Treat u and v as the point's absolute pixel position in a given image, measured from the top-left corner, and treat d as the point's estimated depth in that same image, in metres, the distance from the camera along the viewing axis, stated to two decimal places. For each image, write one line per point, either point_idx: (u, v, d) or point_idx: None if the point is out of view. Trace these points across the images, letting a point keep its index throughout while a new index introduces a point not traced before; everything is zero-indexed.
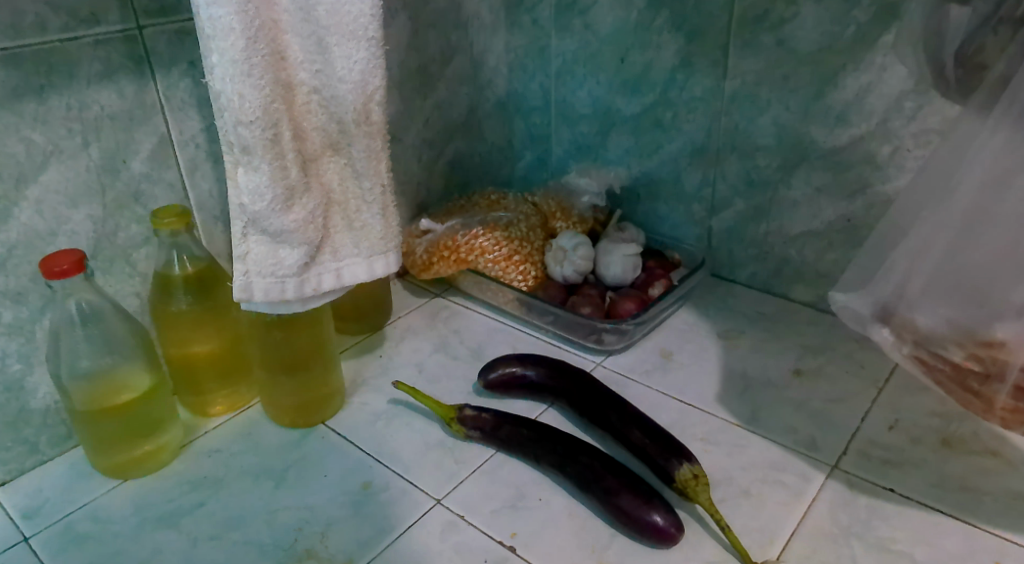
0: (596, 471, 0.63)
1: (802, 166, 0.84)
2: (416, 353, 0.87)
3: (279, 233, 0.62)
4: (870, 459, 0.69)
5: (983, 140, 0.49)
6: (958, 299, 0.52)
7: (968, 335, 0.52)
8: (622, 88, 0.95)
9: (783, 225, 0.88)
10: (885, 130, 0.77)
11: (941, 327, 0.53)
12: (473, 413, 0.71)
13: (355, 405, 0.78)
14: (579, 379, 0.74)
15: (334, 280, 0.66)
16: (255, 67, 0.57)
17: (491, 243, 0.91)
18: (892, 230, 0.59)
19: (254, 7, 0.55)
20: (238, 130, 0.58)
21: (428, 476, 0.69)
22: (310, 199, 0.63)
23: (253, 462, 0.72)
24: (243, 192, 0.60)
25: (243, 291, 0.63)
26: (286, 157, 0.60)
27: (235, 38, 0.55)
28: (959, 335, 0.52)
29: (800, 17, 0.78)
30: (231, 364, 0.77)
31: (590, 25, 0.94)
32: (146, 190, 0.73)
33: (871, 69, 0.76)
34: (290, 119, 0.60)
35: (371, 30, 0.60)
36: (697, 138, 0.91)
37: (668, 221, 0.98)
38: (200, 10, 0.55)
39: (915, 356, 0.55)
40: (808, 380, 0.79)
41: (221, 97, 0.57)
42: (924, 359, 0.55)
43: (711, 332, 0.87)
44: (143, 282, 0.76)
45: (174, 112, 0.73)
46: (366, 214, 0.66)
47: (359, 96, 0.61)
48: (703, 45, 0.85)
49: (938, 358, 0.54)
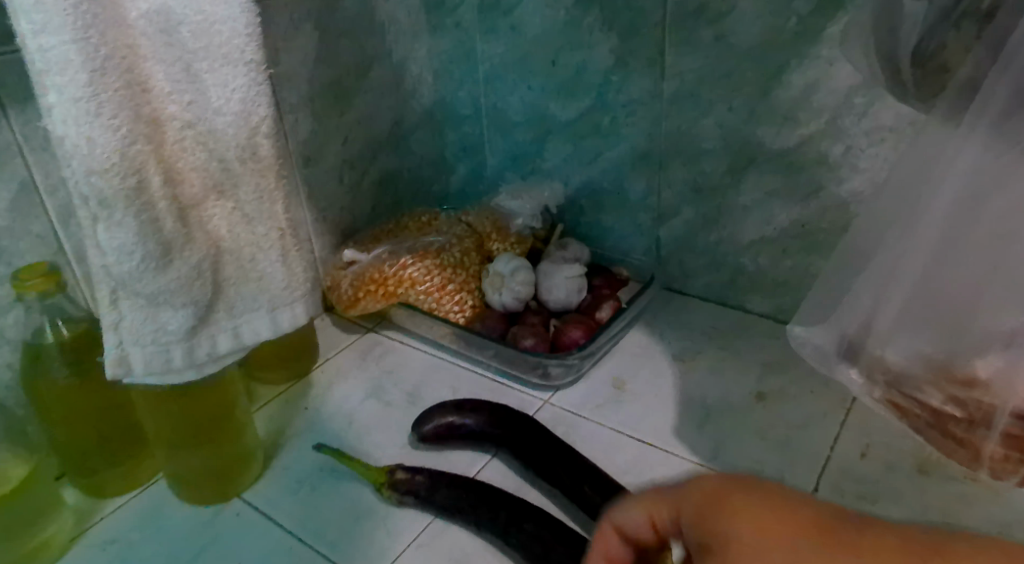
0: (544, 541, 0.56)
1: (752, 169, 0.77)
2: (344, 402, 0.78)
3: (156, 295, 0.52)
4: (844, 496, 0.62)
5: (953, 155, 0.44)
6: (937, 331, 0.48)
7: (943, 372, 0.49)
8: (556, 92, 0.87)
9: (735, 233, 0.82)
10: (836, 128, 0.70)
11: (916, 366, 0.50)
12: (405, 476, 0.64)
13: (276, 470, 0.70)
14: (522, 427, 0.67)
15: (232, 341, 0.58)
16: (106, 104, 0.47)
17: (422, 273, 0.83)
18: (856, 255, 0.53)
19: (99, 32, 0.46)
20: (91, 180, 0.48)
21: (357, 554, 0.61)
22: (193, 251, 0.54)
23: (156, 553, 0.62)
24: (106, 253, 0.50)
25: (117, 365, 0.54)
26: (157, 206, 0.51)
27: (77, 71, 0.46)
28: (935, 374, 0.49)
29: (739, 10, 0.71)
30: (128, 437, 0.67)
31: (517, 26, 0.86)
32: (10, 246, 0.63)
33: (817, 63, 0.69)
34: (160, 161, 0.51)
35: (249, 52, 0.51)
36: (638, 143, 0.84)
37: (614, 232, 0.91)
38: (28, 39, 0.45)
39: (889, 399, 0.53)
40: (772, 404, 0.72)
41: (65, 143, 0.47)
42: (898, 403, 0.53)
43: (666, 354, 0.80)
44: (16, 352, 0.66)
45: (38, 153, 0.63)
46: (263, 262, 0.58)
47: (241, 129, 0.53)
48: (638, 44, 0.78)
49: (911, 399, 0.52)
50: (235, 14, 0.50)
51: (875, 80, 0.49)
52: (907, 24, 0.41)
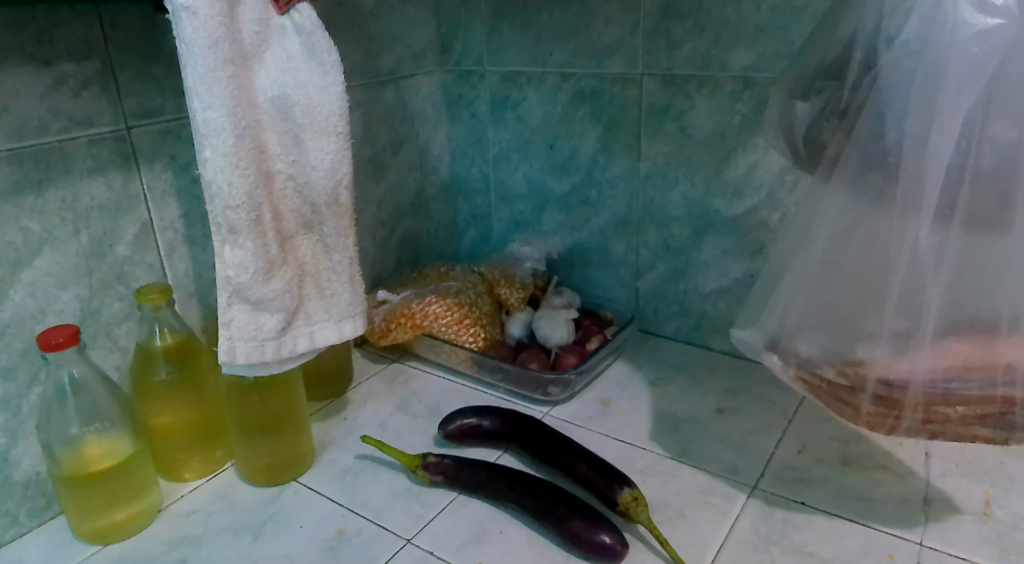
0: (549, 501, 0.73)
1: (710, 233, 0.96)
2: (378, 414, 0.94)
3: (260, 301, 0.70)
4: (784, 479, 0.78)
5: (831, 197, 0.58)
6: (836, 330, 0.58)
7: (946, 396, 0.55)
8: (553, 171, 1.07)
9: (698, 283, 1.00)
10: (773, 200, 0.90)
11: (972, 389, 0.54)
12: (436, 460, 0.81)
13: (324, 462, 0.86)
14: (528, 423, 0.83)
15: (308, 343, 0.74)
16: (242, 159, 0.66)
17: (443, 309, 1.01)
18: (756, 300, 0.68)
19: (242, 110, 0.65)
20: (227, 213, 0.66)
21: (397, 520, 0.77)
22: (287, 270, 0.71)
23: (230, 519, 0.79)
24: (229, 267, 0.68)
25: (226, 354, 0.70)
26: (267, 236, 0.69)
27: (226, 136, 0.65)
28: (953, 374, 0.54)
29: (695, 108, 0.91)
30: (206, 431, 0.85)
31: (522, 116, 1.07)
32: (129, 271, 0.81)
33: (756, 149, 0.89)
34: (271, 203, 0.69)
35: (339, 128, 0.70)
36: (620, 211, 1.03)
37: (600, 285, 1.09)
38: (197, 113, 0.65)
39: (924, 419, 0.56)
40: (729, 416, 0.89)
41: (212, 185, 0.66)
42: (931, 420, 0.56)
43: (644, 381, 0.96)
44: (123, 356, 0.83)
45: (156, 200, 0.82)
46: (335, 283, 0.75)
47: (329, 182, 0.71)
48: (619, 132, 0.98)
49: (943, 411, 0.55)
50: (333, 100, 0.70)
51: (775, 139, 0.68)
52: (800, 120, 0.62)
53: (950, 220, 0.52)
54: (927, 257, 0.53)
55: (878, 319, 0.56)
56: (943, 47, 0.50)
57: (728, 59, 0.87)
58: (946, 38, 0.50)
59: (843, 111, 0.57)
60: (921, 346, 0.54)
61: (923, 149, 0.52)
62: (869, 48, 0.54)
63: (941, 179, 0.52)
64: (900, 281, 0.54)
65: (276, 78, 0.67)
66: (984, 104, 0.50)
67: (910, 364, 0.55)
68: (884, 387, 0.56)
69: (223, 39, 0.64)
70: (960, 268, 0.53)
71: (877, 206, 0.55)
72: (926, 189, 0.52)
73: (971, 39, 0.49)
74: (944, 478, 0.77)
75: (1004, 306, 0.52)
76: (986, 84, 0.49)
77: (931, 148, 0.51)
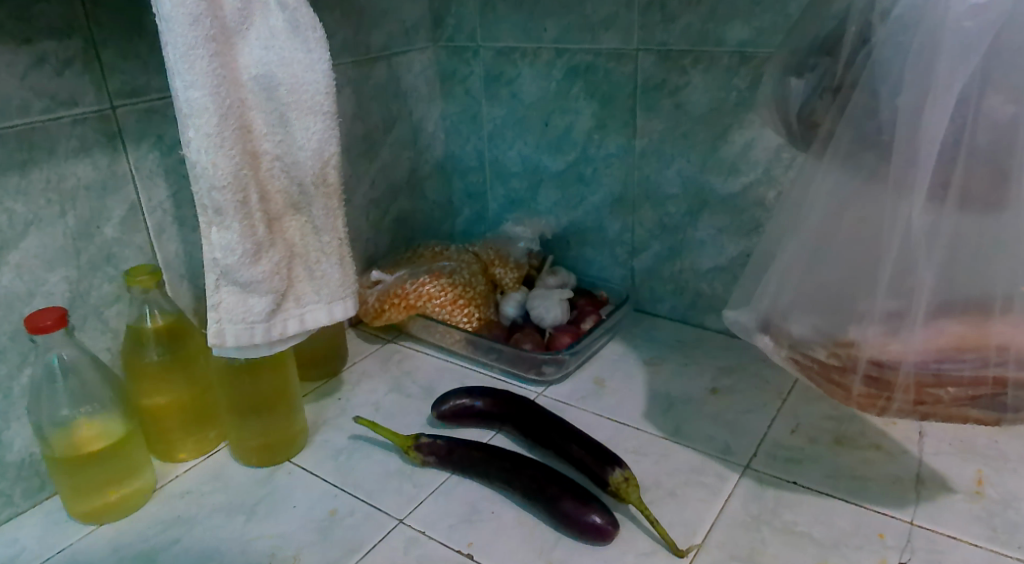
0: (541, 482, 0.72)
1: (705, 211, 0.95)
2: (372, 394, 0.93)
3: (248, 283, 0.69)
4: (776, 459, 0.78)
5: (821, 178, 0.57)
6: (827, 311, 0.57)
7: (938, 378, 0.54)
8: (548, 148, 1.06)
9: (693, 262, 0.99)
10: (769, 177, 0.88)
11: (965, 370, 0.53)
12: (428, 440, 0.81)
13: (318, 442, 0.86)
14: (521, 404, 0.82)
15: (298, 325, 0.73)
16: (226, 139, 0.65)
17: (437, 289, 1.00)
18: (748, 279, 0.68)
19: (225, 89, 0.64)
20: (212, 194, 0.66)
21: (389, 500, 0.77)
22: (275, 252, 0.71)
23: (223, 500, 0.79)
24: (216, 248, 0.67)
25: (216, 336, 0.70)
26: (254, 217, 0.68)
27: (209, 116, 0.64)
28: (945, 356, 0.53)
29: (691, 84, 0.89)
30: (199, 412, 0.85)
31: (516, 93, 1.05)
32: (118, 252, 0.80)
33: (752, 126, 0.87)
34: (257, 183, 0.68)
35: (325, 106, 0.69)
36: (615, 189, 1.01)
37: (595, 263, 1.08)
38: (179, 93, 0.64)
39: (916, 401, 0.55)
40: (723, 396, 0.88)
41: (197, 166, 0.65)
42: (923, 401, 0.55)
43: (638, 360, 0.96)
44: (114, 337, 0.83)
45: (144, 181, 0.81)
46: (324, 264, 0.74)
47: (316, 162, 0.70)
48: (614, 109, 0.97)
49: (935, 392, 0.54)
50: (319, 78, 0.68)
51: (769, 117, 0.66)
52: (794, 97, 0.60)
53: (943, 198, 0.51)
54: (919, 236, 0.52)
55: (871, 299, 0.55)
56: (938, 21, 0.48)
57: (724, 33, 0.85)
58: (941, 8, 0.48)
59: (837, 86, 0.56)
60: (912, 326, 0.54)
61: (917, 126, 0.50)
62: (864, 23, 0.53)
63: (934, 157, 0.50)
64: (892, 261, 0.53)
65: (260, 55, 0.66)
66: (981, 79, 0.48)
67: (901, 346, 0.54)
68: (875, 367, 0.55)
69: (204, 17, 0.62)
70: (954, 248, 0.52)
71: (870, 185, 0.54)
72: (918, 167, 0.51)
73: (968, 11, 0.48)
74: (937, 457, 0.77)
75: (997, 286, 0.51)
76: (985, 58, 0.48)
77: (924, 124, 0.50)
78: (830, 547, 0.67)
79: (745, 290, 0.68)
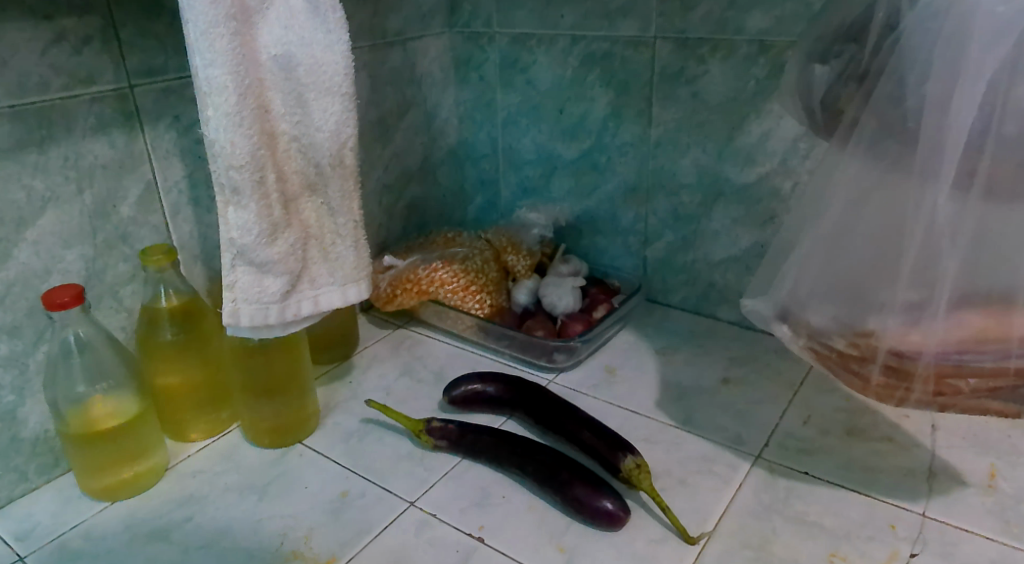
0: (553, 468, 0.73)
1: (721, 201, 0.95)
2: (383, 378, 0.94)
3: (264, 264, 0.69)
4: (787, 449, 0.78)
5: (843, 166, 0.57)
6: (846, 300, 0.57)
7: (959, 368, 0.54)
8: (562, 136, 1.05)
9: (707, 252, 0.99)
10: (786, 167, 0.88)
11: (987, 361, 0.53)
12: (440, 424, 0.81)
13: (329, 425, 0.86)
14: (533, 390, 0.82)
15: (312, 306, 0.74)
16: (245, 119, 0.65)
17: (449, 275, 1.00)
18: (766, 268, 0.67)
19: (245, 68, 0.64)
20: (230, 173, 0.66)
21: (401, 483, 0.78)
22: (291, 233, 0.71)
23: (236, 479, 0.80)
24: (233, 228, 0.67)
25: (231, 316, 0.70)
26: (271, 197, 0.68)
27: (228, 94, 0.64)
28: (967, 348, 0.53)
29: (708, 73, 0.89)
30: (212, 392, 0.85)
31: (532, 80, 1.05)
32: (133, 232, 0.81)
33: (770, 116, 0.87)
34: (275, 164, 0.68)
35: (343, 87, 0.69)
36: (629, 178, 1.01)
37: (607, 253, 1.08)
38: (199, 71, 0.64)
39: (936, 391, 0.55)
40: (735, 386, 0.88)
41: (215, 144, 0.65)
42: (942, 391, 0.55)
43: (650, 349, 0.96)
44: (129, 317, 0.83)
45: (160, 161, 0.81)
46: (340, 247, 0.74)
47: (334, 143, 0.70)
48: (630, 97, 0.96)
49: (955, 383, 0.54)
50: (337, 59, 0.68)
51: (789, 105, 0.66)
52: (817, 84, 0.60)
53: (968, 188, 0.51)
54: (943, 225, 0.52)
55: (891, 289, 0.55)
56: (968, 8, 0.48)
57: (743, 22, 0.85)
58: None
59: (861, 74, 0.56)
60: (933, 317, 0.53)
61: (942, 115, 0.50)
62: (891, 10, 0.53)
63: (961, 146, 0.50)
64: (914, 250, 0.53)
65: (279, 35, 0.66)
66: (1012, 66, 0.48)
67: (920, 337, 0.54)
68: (895, 357, 0.55)
69: None
70: (977, 238, 0.51)
71: (894, 174, 0.54)
72: (943, 156, 0.51)
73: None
74: (950, 450, 0.77)
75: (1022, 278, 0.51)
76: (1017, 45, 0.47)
77: (950, 112, 0.50)
78: (841, 537, 0.67)
79: (761, 279, 0.68)
